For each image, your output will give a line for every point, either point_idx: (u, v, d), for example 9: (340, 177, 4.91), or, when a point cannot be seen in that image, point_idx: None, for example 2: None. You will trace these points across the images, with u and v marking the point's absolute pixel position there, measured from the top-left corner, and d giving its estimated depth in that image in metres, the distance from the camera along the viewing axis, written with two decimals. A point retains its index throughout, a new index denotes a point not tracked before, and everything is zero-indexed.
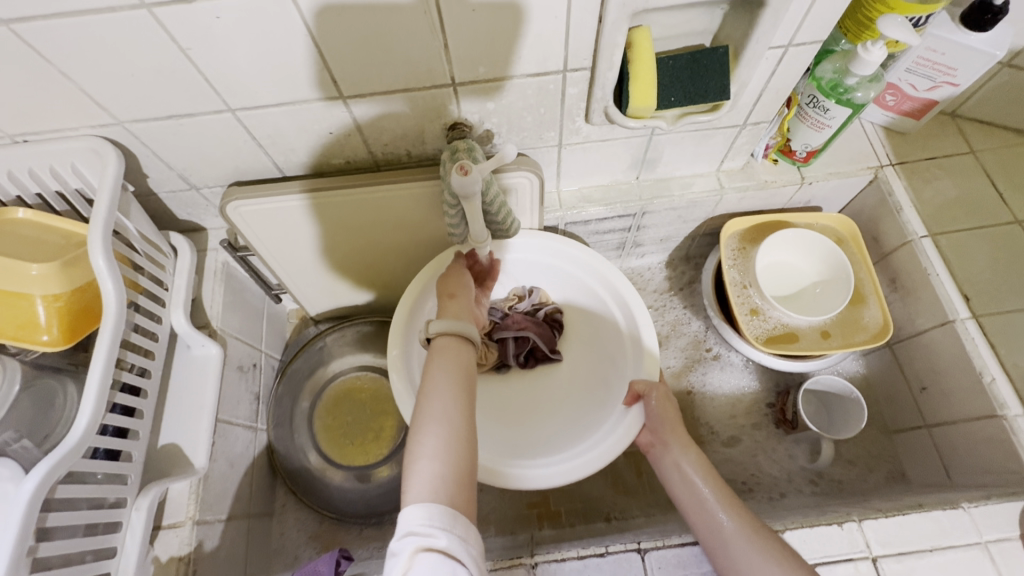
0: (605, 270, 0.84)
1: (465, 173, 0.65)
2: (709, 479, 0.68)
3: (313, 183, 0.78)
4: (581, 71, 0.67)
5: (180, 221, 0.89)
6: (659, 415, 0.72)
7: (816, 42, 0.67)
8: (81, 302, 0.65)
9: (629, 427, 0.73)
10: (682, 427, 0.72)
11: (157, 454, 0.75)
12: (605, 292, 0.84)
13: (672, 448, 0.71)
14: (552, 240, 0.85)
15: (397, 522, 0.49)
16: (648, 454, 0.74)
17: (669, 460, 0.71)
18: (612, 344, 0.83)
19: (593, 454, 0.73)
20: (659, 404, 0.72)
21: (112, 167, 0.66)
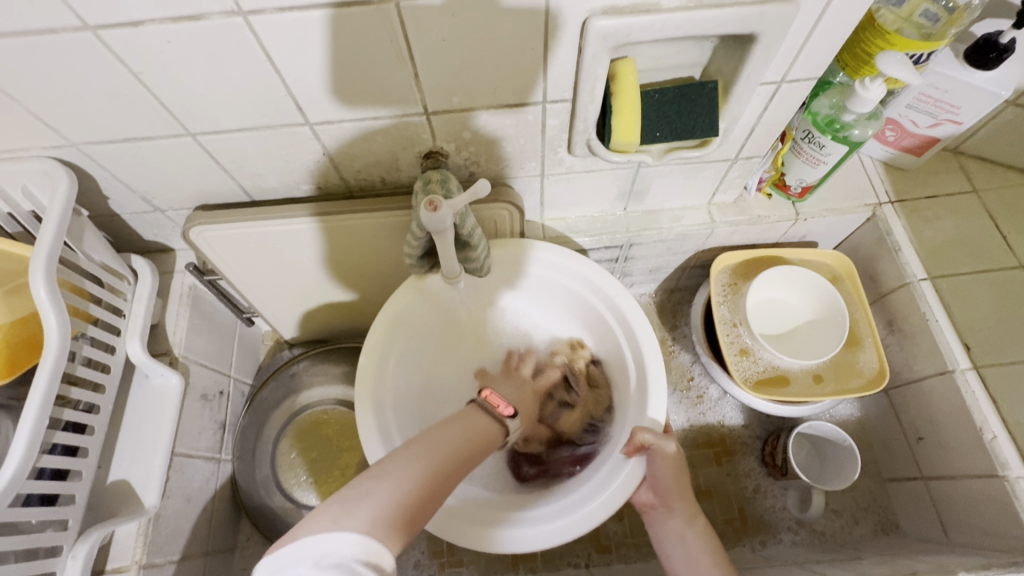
0: (606, 287, 0.76)
1: (434, 208, 0.61)
2: (712, 555, 0.65)
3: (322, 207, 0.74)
4: (562, 103, 0.64)
5: (146, 242, 0.85)
6: (664, 466, 0.65)
7: (810, 79, 0.63)
8: (23, 334, 0.61)
9: (628, 481, 0.66)
10: (689, 493, 0.68)
11: (105, 492, 0.70)
12: (615, 320, 0.76)
13: (676, 515, 0.67)
14: (564, 254, 0.78)
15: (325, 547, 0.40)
16: (644, 514, 0.70)
17: (671, 527, 0.67)
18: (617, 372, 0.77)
19: (595, 503, 0.66)
20: (664, 463, 0.65)
21: (62, 192, 0.62)
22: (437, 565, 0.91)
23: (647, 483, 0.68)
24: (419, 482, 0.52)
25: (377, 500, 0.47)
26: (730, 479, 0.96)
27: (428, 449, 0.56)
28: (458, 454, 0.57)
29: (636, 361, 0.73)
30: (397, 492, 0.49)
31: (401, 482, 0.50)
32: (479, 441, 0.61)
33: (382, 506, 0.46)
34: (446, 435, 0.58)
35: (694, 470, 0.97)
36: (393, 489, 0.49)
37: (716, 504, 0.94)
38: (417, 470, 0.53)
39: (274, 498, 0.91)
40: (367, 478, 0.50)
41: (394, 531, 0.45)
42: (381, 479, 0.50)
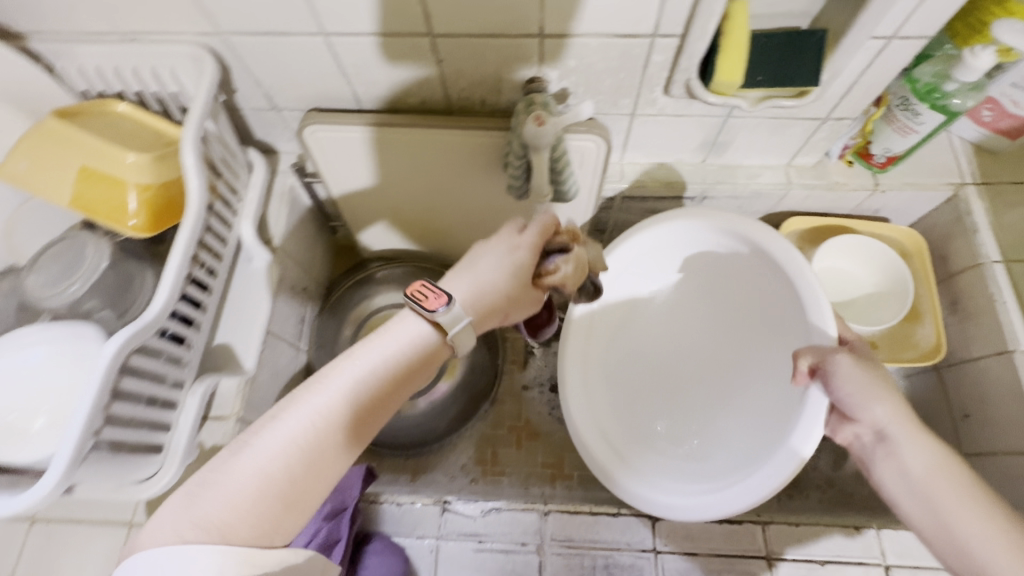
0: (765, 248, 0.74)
1: (540, 123, 0.67)
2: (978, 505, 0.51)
3: (382, 118, 0.81)
4: (671, 38, 0.66)
5: (256, 141, 0.93)
6: (857, 379, 0.61)
7: (922, 37, 0.64)
8: (167, 196, 0.68)
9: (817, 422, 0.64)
10: (887, 391, 0.59)
11: (212, 352, 0.80)
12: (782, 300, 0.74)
13: (891, 440, 0.57)
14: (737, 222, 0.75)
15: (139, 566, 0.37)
16: (861, 454, 0.61)
17: (885, 448, 0.58)
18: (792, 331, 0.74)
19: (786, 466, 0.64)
20: (841, 377, 0.62)
21: (208, 78, 0.70)
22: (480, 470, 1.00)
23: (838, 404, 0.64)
24: (352, 409, 0.45)
25: (256, 459, 0.41)
26: None
27: (356, 373, 0.46)
28: (392, 375, 0.47)
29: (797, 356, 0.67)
30: (314, 439, 0.43)
31: (321, 418, 0.44)
32: (424, 360, 0.49)
33: (264, 473, 0.41)
34: (371, 363, 0.46)
35: None
36: (290, 436, 0.42)
37: None
38: (341, 406, 0.45)
39: None
40: (269, 416, 0.44)
41: (293, 482, 0.42)
42: (287, 418, 0.43)
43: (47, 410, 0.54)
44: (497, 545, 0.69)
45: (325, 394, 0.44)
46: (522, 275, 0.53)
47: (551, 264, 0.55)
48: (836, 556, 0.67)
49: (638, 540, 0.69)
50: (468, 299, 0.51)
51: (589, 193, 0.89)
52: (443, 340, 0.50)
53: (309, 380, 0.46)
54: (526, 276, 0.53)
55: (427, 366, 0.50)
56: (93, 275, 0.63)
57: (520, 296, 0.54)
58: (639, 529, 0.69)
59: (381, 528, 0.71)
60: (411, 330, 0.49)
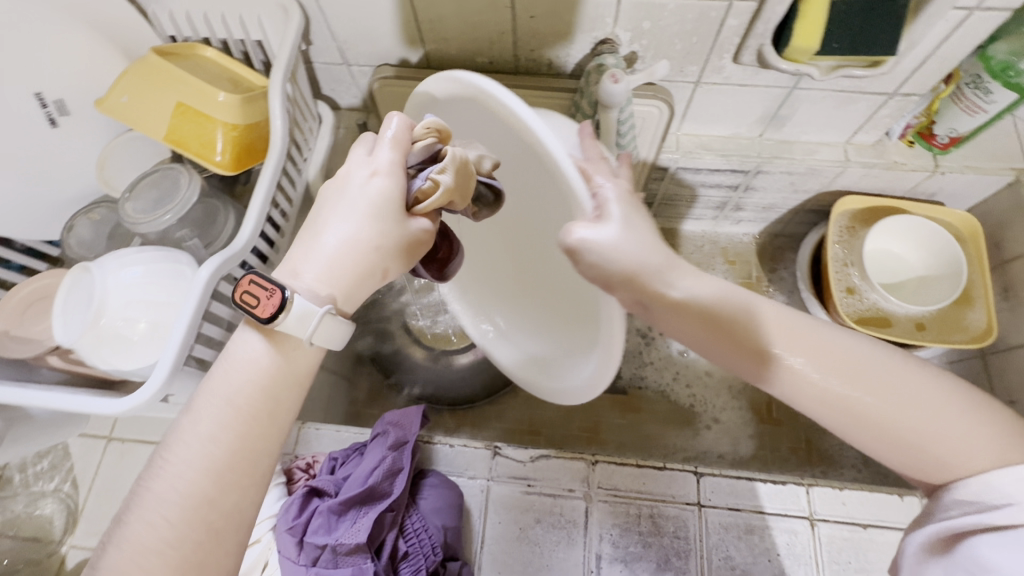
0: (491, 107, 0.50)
1: (615, 81, 0.68)
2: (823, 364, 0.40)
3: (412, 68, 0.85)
4: (749, 2, 0.67)
5: (322, 96, 0.96)
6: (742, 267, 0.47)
7: (1007, 10, 0.63)
8: (250, 139, 0.72)
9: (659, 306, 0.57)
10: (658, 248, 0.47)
11: None
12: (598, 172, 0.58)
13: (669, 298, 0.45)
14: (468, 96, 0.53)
15: None
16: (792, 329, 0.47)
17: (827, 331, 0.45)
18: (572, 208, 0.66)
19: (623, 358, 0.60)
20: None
21: (294, 25, 0.73)
22: (518, 430, 1.03)
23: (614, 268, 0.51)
24: (200, 485, 0.38)
25: (129, 546, 0.37)
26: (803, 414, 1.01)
27: (199, 440, 0.39)
28: (242, 422, 0.40)
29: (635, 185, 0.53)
30: (173, 529, 0.37)
31: (174, 502, 0.38)
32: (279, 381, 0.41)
33: (138, 562, 0.37)
34: (213, 419, 0.39)
35: (768, 397, 1.02)
36: (147, 531, 0.37)
37: (785, 433, 1.00)
38: (189, 486, 0.38)
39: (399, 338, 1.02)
40: (122, 521, 0.38)
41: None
42: (143, 514, 0.38)
43: (148, 318, 0.58)
44: (545, 488, 0.71)
45: (172, 472, 0.39)
46: (389, 215, 0.45)
47: (420, 186, 0.46)
48: (878, 519, 0.69)
49: (683, 492, 0.71)
50: (322, 278, 0.43)
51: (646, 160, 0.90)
52: (299, 342, 0.42)
53: (151, 465, 0.40)
54: (392, 212, 0.45)
55: (286, 382, 0.42)
56: (184, 208, 0.66)
57: (402, 242, 0.45)
58: (684, 482, 0.71)
59: (436, 466, 0.74)
60: (242, 358, 0.41)
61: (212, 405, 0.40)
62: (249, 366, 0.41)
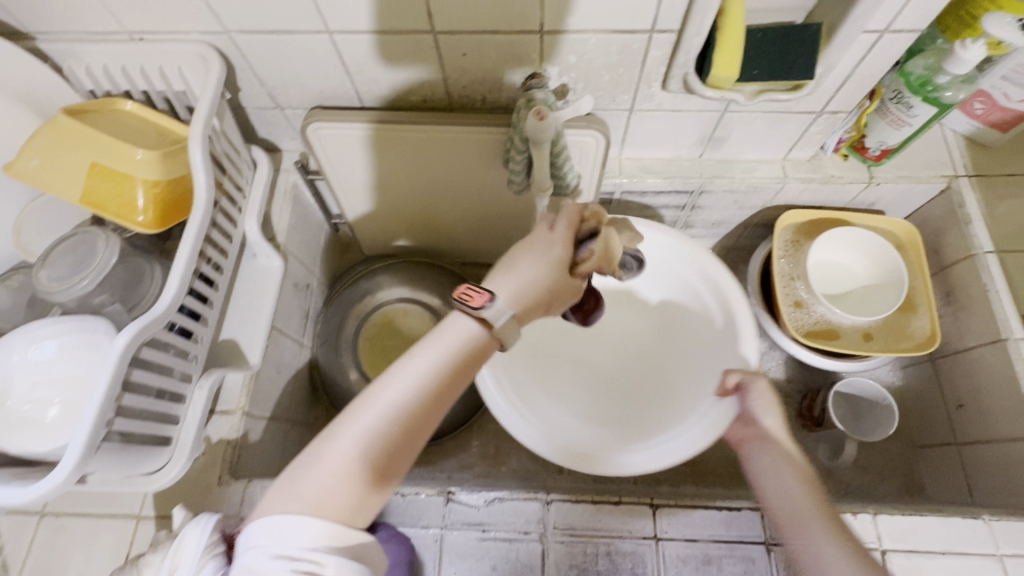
0: (698, 257, 0.79)
1: (541, 118, 0.67)
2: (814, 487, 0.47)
3: (381, 116, 0.82)
4: (668, 33, 0.68)
5: (260, 139, 0.94)
6: (763, 395, 0.60)
7: (914, 31, 0.65)
8: (174, 194, 0.70)
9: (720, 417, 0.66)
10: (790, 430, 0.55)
11: (217, 347, 0.81)
12: (713, 300, 0.78)
13: (773, 443, 0.53)
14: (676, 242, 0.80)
15: (242, 531, 0.39)
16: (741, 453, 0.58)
17: (765, 459, 0.52)
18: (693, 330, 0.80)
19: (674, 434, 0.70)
20: (760, 401, 0.60)
21: (214, 75, 0.71)
22: (482, 465, 1.01)
23: (743, 417, 0.60)
24: (388, 445, 0.42)
25: (333, 462, 0.41)
26: None
27: (394, 398, 0.43)
28: (440, 387, 0.45)
29: (724, 311, 0.76)
30: (369, 458, 0.41)
31: (355, 453, 0.41)
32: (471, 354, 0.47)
33: (342, 477, 0.40)
34: (416, 382, 0.44)
35: None
36: (329, 476, 0.40)
37: None
38: (371, 440, 0.42)
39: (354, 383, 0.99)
40: (299, 468, 0.41)
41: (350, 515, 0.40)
42: (324, 460, 0.41)
43: (60, 401, 0.58)
44: (499, 534, 0.70)
45: (363, 420, 0.42)
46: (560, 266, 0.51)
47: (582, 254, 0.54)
48: None
49: (640, 527, 0.70)
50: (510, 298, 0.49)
51: (589, 186, 0.89)
52: (492, 337, 0.48)
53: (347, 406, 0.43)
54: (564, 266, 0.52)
55: (479, 353, 0.48)
56: (103, 271, 0.63)
57: (565, 286, 0.52)
58: (641, 516, 0.70)
59: (387, 519, 0.71)
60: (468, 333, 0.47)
61: (426, 361, 0.45)
62: (432, 347, 0.46)
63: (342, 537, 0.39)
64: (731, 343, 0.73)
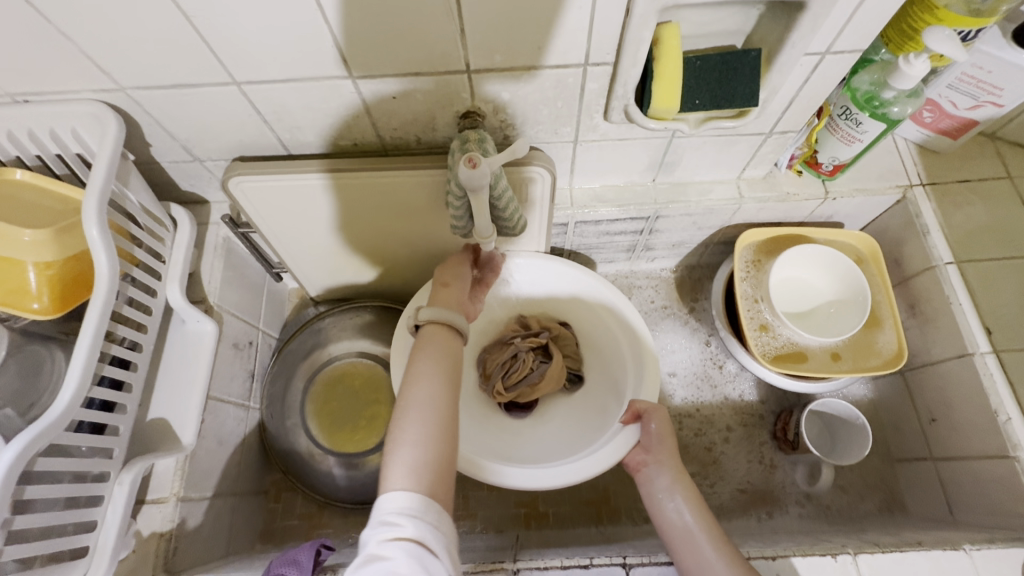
0: (606, 287, 0.82)
1: (474, 165, 0.62)
2: (696, 510, 0.64)
3: (337, 164, 0.75)
4: (603, 66, 0.64)
5: (183, 192, 0.87)
6: (655, 430, 0.70)
7: (855, 51, 0.62)
8: (74, 271, 0.63)
9: (623, 440, 0.71)
10: (678, 452, 0.69)
11: (144, 427, 0.74)
12: (625, 331, 0.81)
13: (665, 471, 0.67)
14: (559, 264, 0.83)
15: (374, 508, 0.49)
16: (636, 475, 0.70)
17: (660, 485, 0.67)
18: (616, 362, 0.82)
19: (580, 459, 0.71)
20: (659, 427, 0.70)
21: (112, 136, 0.64)
22: (452, 518, 0.96)
23: (639, 444, 0.71)
24: (436, 423, 0.56)
25: (405, 455, 0.52)
26: (742, 455, 0.97)
27: (430, 398, 0.58)
28: (451, 373, 0.61)
29: (635, 347, 0.80)
30: (425, 447, 0.53)
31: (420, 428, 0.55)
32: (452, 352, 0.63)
33: (416, 463, 0.52)
34: (433, 379, 0.59)
35: (704, 440, 0.99)
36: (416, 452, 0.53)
37: (727, 479, 0.96)
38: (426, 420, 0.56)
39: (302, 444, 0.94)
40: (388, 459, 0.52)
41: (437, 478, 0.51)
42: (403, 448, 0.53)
43: None
44: None
45: (413, 416, 0.56)
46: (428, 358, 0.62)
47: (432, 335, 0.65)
48: None
49: None
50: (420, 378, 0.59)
51: (539, 225, 0.85)
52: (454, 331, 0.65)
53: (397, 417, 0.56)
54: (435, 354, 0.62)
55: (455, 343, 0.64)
56: None
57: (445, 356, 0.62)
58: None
59: None
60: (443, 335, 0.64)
61: (429, 368, 0.60)
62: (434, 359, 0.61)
63: (438, 519, 0.49)
64: (638, 373, 0.77)
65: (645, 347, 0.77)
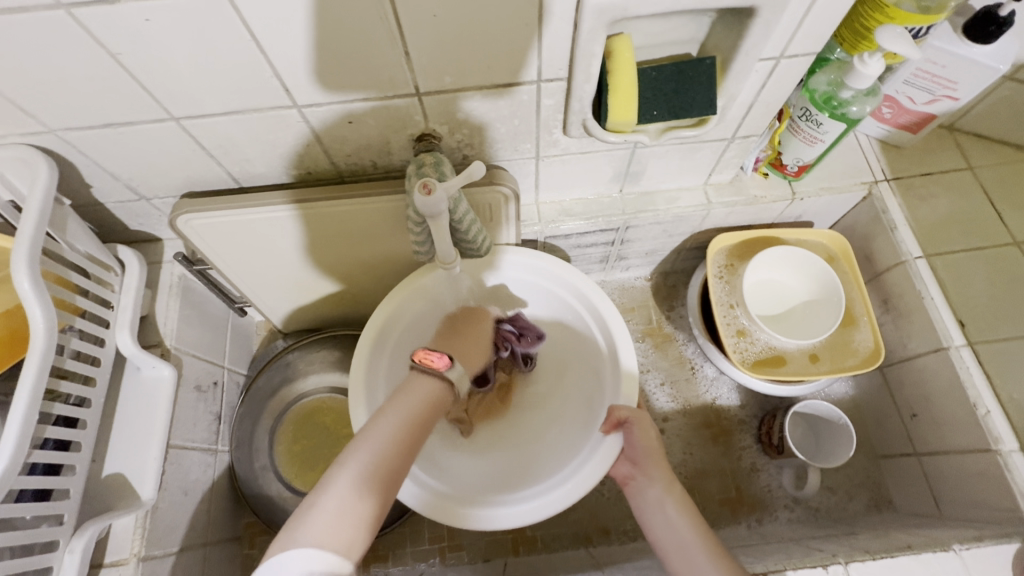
0: (581, 285, 0.77)
1: (428, 191, 0.60)
2: (691, 522, 0.61)
3: (301, 194, 0.72)
4: (557, 81, 0.62)
5: (132, 231, 0.83)
6: (640, 441, 0.66)
7: (809, 54, 0.62)
8: (7, 327, 0.62)
9: (604, 454, 0.67)
10: (666, 461, 0.66)
11: (100, 485, 0.70)
12: (600, 330, 0.75)
13: (654, 483, 0.65)
14: (535, 257, 0.78)
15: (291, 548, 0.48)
16: (626, 488, 0.68)
17: (650, 498, 0.64)
18: (592, 361, 0.77)
19: (553, 492, 0.67)
20: (642, 436, 0.66)
21: (41, 180, 0.61)
22: (437, 550, 0.92)
23: (625, 454, 0.68)
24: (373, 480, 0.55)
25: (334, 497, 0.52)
26: (729, 462, 0.96)
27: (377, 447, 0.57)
28: (406, 438, 0.58)
29: (609, 352, 0.74)
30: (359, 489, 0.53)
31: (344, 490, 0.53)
32: (429, 410, 0.61)
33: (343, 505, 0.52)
34: (392, 426, 0.58)
35: (688, 449, 0.97)
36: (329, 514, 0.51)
37: (715, 487, 0.94)
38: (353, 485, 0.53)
39: (271, 487, 0.90)
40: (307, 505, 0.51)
41: (345, 549, 0.50)
42: (321, 506, 0.51)
43: None
44: None
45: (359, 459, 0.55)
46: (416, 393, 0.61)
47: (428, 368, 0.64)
48: None
49: None
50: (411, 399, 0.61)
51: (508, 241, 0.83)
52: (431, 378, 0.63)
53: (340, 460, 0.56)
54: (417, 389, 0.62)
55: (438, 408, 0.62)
56: None
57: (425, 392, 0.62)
58: None
59: None
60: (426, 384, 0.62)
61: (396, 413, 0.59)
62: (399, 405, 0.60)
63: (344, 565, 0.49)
64: (613, 383, 0.72)
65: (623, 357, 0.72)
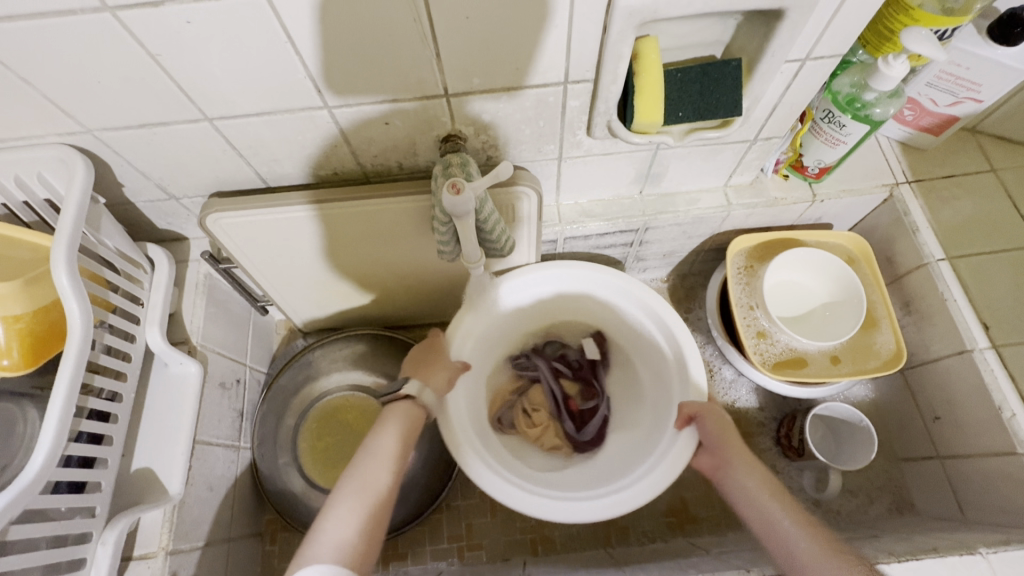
0: (645, 296, 0.80)
1: (457, 191, 0.60)
2: (779, 500, 0.61)
3: (320, 194, 0.73)
4: (583, 83, 0.63)
5: (159, 230, 0.84)
6: (715, 434, 0.69)
7: (835, 56, 0.62)
8: (44, 323, 0.62)
9: (680, 453, 0.70)
10: (745, 445, 0.67)
11: (129, 479, 0.71)
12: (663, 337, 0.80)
13: (735, 466, 0.65)
14: (592, 268, 0.82)
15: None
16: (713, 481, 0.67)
17: (736, 482, 0.64)
18: (658, 367, 0.82)
19: (630, 490, 0.71)
20: (714, 426, 0.69)
21: (78, 179, 0.62)
22: (456, 549, 0.93)
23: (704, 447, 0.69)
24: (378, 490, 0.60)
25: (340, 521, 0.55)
26: None
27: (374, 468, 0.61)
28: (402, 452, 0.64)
29: (675, 360, 0.78)
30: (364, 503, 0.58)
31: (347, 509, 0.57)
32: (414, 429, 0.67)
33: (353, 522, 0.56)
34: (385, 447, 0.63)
35: None
36: (340, 531, 0.54)
37: None
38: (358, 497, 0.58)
39: (295, 483, 0.91)
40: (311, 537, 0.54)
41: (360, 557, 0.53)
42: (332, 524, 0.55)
43: None
44: None
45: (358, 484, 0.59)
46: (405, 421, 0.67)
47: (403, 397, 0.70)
48: None
49: None
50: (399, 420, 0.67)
51: (528, 244, 0.84)
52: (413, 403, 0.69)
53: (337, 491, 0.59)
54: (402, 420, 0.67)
55: (421, 425, 0.68)
56: None
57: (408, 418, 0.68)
58: None
59: None
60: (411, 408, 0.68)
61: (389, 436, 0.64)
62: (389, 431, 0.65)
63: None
64: (681, 389, 0.76)
65: (688, 365, 0.76)
